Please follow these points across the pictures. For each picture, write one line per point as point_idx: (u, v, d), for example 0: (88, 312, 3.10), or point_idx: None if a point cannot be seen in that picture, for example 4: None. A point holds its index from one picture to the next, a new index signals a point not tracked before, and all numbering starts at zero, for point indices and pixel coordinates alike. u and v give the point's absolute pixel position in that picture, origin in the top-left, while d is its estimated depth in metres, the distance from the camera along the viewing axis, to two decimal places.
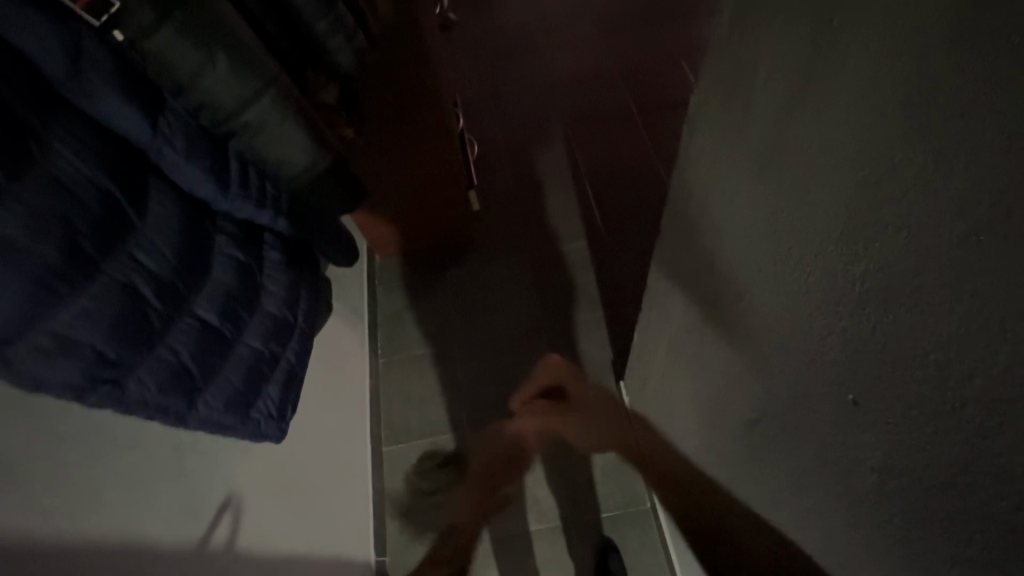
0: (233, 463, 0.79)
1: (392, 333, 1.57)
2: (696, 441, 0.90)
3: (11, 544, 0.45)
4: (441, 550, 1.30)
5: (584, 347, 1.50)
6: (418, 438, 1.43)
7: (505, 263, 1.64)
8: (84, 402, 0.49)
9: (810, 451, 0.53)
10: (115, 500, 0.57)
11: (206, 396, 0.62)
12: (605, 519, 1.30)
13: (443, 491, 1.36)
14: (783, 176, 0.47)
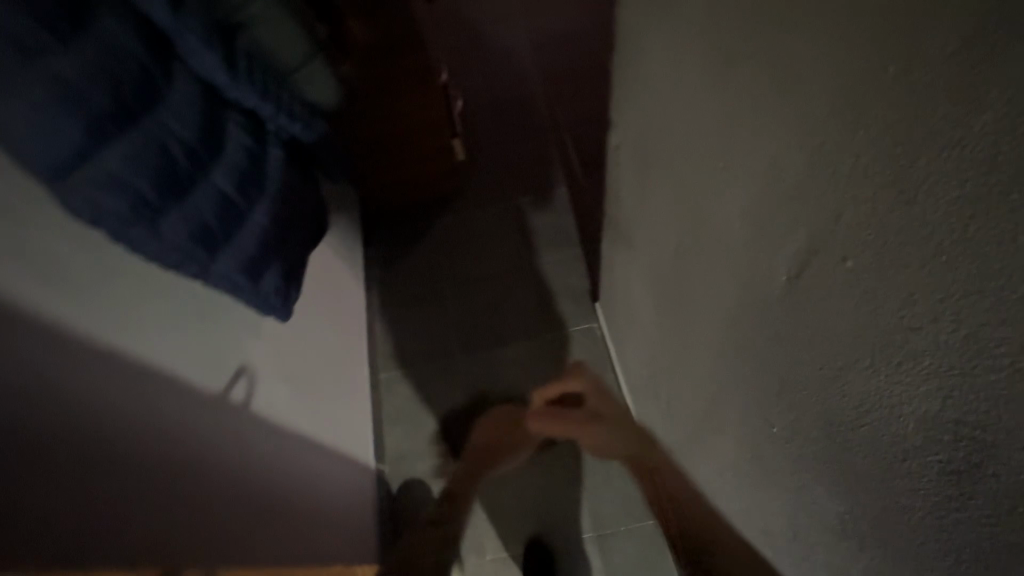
0: (246, 341, 0.90)
1: (385, 272, 1.69)
2: (645, 320, 1.01)
3: (71, 335, 0.57)
4: (435, 458, 1.42)
5: (564, 278, 1.62)
6: (411, 365, 1.55)
7: (491, 209, 1.75)
8: (128, 236, 0.62)
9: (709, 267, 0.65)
10: (149, 333, 0.68)
11: (223, 256, 0.74)
12: None
13: (437, 408, 1.48)
14: (672, 23, 0.57)
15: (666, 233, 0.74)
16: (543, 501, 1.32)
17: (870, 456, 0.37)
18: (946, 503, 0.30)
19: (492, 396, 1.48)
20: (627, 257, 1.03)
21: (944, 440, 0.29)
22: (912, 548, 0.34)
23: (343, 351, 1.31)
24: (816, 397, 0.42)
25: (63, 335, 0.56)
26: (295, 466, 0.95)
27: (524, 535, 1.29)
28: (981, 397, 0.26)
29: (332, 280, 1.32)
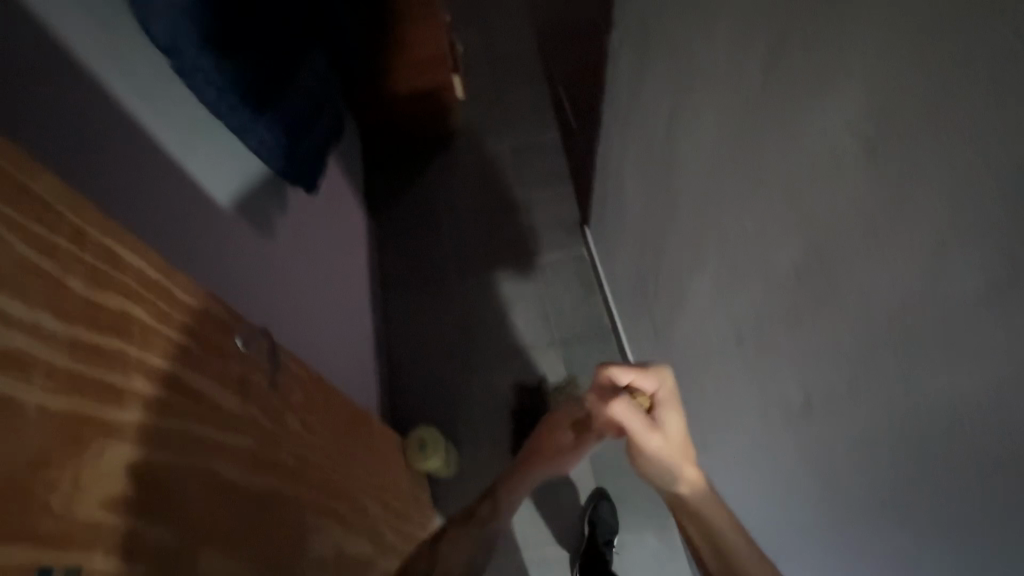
0: (277, 207, 0.97)
1: (385, 199, 1.76)
2: (636, 214, 1.11)
3: (144, 136, 0.64)
4: (433, 366, 1.50)
5: (556, 209, 1.71)
6: (409, 283, 1.62)
7: (486, 148, 1.83)
8: (196, 69, 0.69)
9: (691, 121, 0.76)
10: (203, 165, 0.76)
11: (263, 111, 0.83)
12: (574, 336, 1.52)
13: (433, 322, 1.56)
14: None
15: (656, 106, 0.85)
16: (534, 400, 1.44)
17: (827, 186, 0.48)
18: (874, 184, 0.43)
19: (488, 312, 1.57)
20: (620, 157, 1.14)
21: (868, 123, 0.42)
22: (854, 238, 0.46)
23: (359, 259, 1.38)
24: (785, 158, 0.54)
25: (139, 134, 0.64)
26: (319, 329, 1.03)
27: (516, 429, 1.41)
28: (888, 72, 0.39)
29: (344, 189, 1.38)
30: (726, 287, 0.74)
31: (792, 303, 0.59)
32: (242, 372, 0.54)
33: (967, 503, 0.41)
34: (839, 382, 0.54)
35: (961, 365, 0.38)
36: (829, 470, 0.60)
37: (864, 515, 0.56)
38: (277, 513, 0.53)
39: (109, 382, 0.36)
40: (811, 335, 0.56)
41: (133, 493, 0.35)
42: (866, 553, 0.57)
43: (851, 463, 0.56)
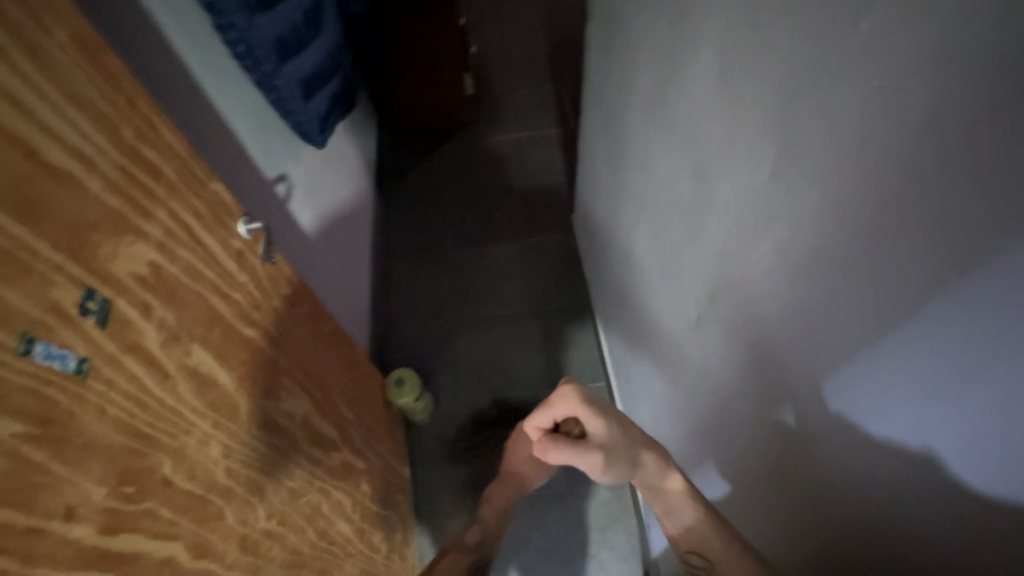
0: (291, 157, 1.13)
1: (393, 179, 1.92)
2: (600, 190, 1.24)
3: (184, 71, 0.80)
4: (421, 329, 1.63)
5: (549, 197, 1.85)
6: (408, 254, 1.77)
7: (490, 139, 1.98)
8: (233, 26, 0.87)
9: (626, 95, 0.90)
10: (231, 106, 0.92)
11: (286, 71, 1.00)
12: (555, 310, 1.64)
13: (425, 290, 1.70)
14: None
15: (609, 86, 0.99)
16: (510, 363, 1.55)
17: (701, 119, 0.60)
18: (721, 107, 0.55)
19: (477, 285, 1.69)
20: (590, 139, 1.27)
21: (712, 67, 0.55)
22: (715, 164, 0.59)
23: (362, 222, 1.53)
24: (678, 110, 0.67)
25: (180, 68, 0.79)
26: (317, 268, 1.18)
27: (492, 389, 1.52)
28: (720, 25, 0.52)
29: (352, 159, 1.54)
30: (655, 233, 0.86)
31: (692, 229, 0.70)
32: (240, 249, 0.68)
33: (818, 387, 0.48)
34: (719, 288, 0.65)
35: (770, 246, 0.50)
36: (718, 375, 0.71)
37: (740, 407, 0.66)
38: (257, 358, 0.67)
39: (141, 203, 0.50)
40: (703, 253, 0.68)
41: (150, 279, 0.49)
42: (742, 441, 0.67)
43: (729, 362, 0.66)
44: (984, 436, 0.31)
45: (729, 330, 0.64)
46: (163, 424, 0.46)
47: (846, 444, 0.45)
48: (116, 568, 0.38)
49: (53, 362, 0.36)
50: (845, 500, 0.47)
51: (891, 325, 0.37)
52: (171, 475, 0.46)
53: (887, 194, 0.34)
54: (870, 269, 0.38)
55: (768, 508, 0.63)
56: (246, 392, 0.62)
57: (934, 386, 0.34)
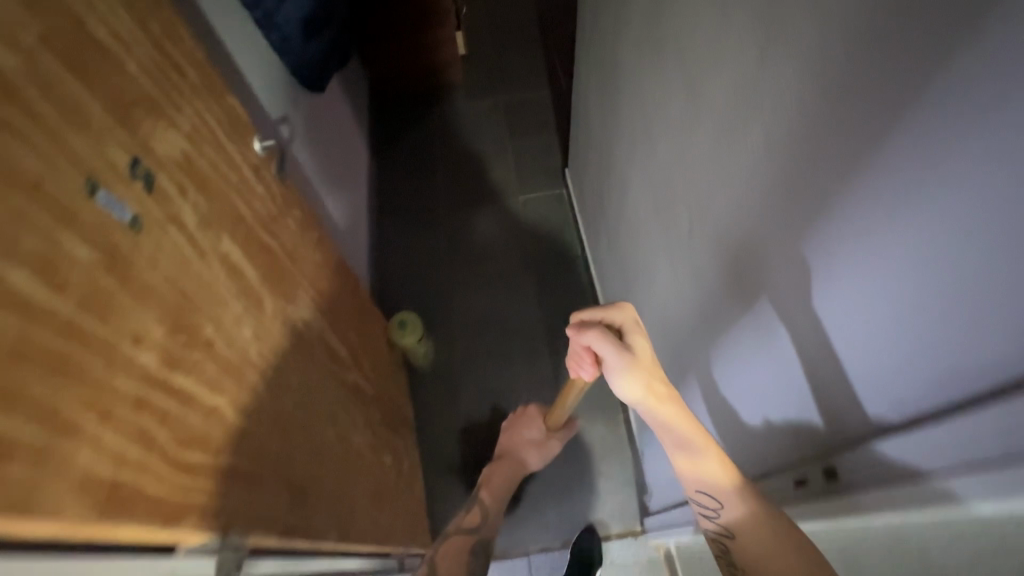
0: (290, 101, 1.15)
1: (388, 139, 1.94)
2: (593, 134, 1.28)
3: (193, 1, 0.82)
4: (420, 282, 1.66)
5: (541, 154, 1.89)
6: (404, 211, 1.79)
7: (482, 100, 2.00)
8: None
9: (616, 29, 0.93)
10: (237, 44, 0.94)
11: (282, 11, 1.02)
12: (549, 262, 1.68)
13: (422, 245, 1.73)
14: None
15: (602, 25, 1.03)
16: (506, 312, 1.61)
17: (681, 38, 0.62)
18: (694, 38, 0.58)
19: (471, 240, 1.73)
20: (584, 84, 1.30)
21: None
22: (692, 82, 0.62)
23: (358, 176, 1.56)
24: (663, 34, 0.69)
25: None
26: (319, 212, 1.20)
27: (492, 336, 1.57)
28: None
29: (347, 114, 1.56)
30: (650, 165, 0.89)
31: (679, 154, 0.73)
32: (256, 164, 0.72)
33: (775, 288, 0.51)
34: (703, 208, 0.68)
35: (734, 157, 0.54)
36: (703, 293, 0.75)
37: (719, 319, 0.70)
38: (275, 266, 0.70)
39: (170, 95, 0.53)
40: (688, 183, 0.71)
41: (183, 165, 0.52)
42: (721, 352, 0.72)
43: (711, 278, 0.70)
44: (910, 304, 0.35)
45: (709, 247, 0.68)
46: (203, 293, 0.50)
47: (799, 335, 0.49)
48: (179, 398, 0.42)
49: (112, 207, 0.40)
50: (798, 386, 0.52)
51: (833, 222, 0.40)
52: (213, 339, 0.50)
53: (807, 87, 0.39)
54: (812, 163, 0.41)
55: (742, 403, 0.68)
56: (267, 295, 0.65)
57: (868, 262, 0.37)
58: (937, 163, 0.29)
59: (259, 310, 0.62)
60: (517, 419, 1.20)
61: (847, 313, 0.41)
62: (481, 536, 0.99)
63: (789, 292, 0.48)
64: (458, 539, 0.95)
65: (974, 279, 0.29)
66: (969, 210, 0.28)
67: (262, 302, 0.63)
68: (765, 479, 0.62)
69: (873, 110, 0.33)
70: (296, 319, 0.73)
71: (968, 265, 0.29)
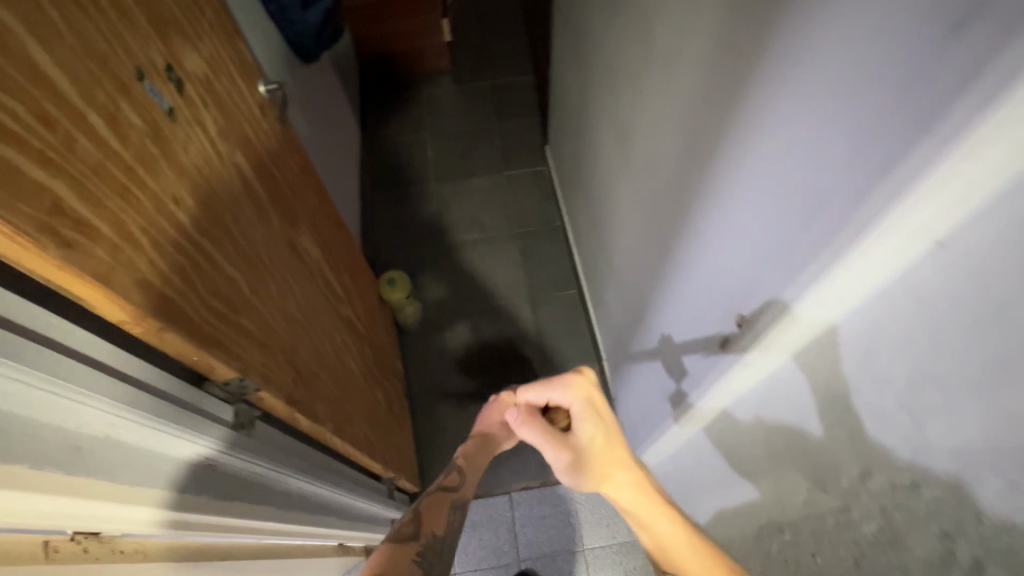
0: (285, 68, 1.24)
1: (378, 120, 2.03)
2: (569, 102, 1.38)
3: None
4: (408, 250, 1.75)
5: (523, 133, 1.99)
6: (393, 185, 1.88)
7: (468, 83, 2.11)
8: None
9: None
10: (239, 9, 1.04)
11: None
12: (531, 232, 1.78)
13: (410, 216, 1.82)
14: None
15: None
16: (489, 277, 1.70)
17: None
18: None
19: (456, 212, 1.82)
20: (560, 56, 1.40)
21: None
22: (646, 27, 0.73)
23: (348, 148, 1.65)
24: None
25: None
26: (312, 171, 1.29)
27: (476, 299, 1.66)
28: None
29: (338, 90, 1.65)
30: (612, 120, 1.00)
31: (636, 100, 0.83)
32: (262, 104, 0.81)
33: (709, 189, 0.62)
34: (655, 143, 0.78)
35: (681, 83, 0.64)
36: (653, 223, 0.86)
37: (665, 241, 0.81)
38: (280, 193, 0.79)
39: (193, 27, 0.62)
40: (643, 124, 0.82)
41: (206, 85, 0.61)
42: (669, 271, 0.83)
43: (658, 206, 0.81)
44: (786, 166, 0.45)
45: (660, 176, 0.78)
46: (225, 189, 0.59)
47: (725, 224, 0.60)
48: (209, 259, 0.51)
49: (154, 95, 0.49)
50: (723, 272, 0.63)
51: (745, 114, 0.50)
52: (234, 228, 0.59)
53: (729, 18, 0.50)
54: (734, 69, 0.51)
55: (685, 310, 0.78)
56: (276, 214, 0.75)
57: (764, 140, 0.48)
58: (800, 42, 0.40)
59: (269, 223, 0.71)
60: (489, 402, 1.05)
61: (758, 192, 0.51)
62: (460, 496, 0.85)
63: (719, 187, 0.59)
64: (437, 499, 0.80)
65: (818, 128, 0.40)
66: (815, 74, 0.39)
67: (271, 217, 0.72)
68: (702, 365, 0.72)
69: (768, 11, 0.44)
70: (298, 243, 0.82)
71: (815, 119, 0.40)
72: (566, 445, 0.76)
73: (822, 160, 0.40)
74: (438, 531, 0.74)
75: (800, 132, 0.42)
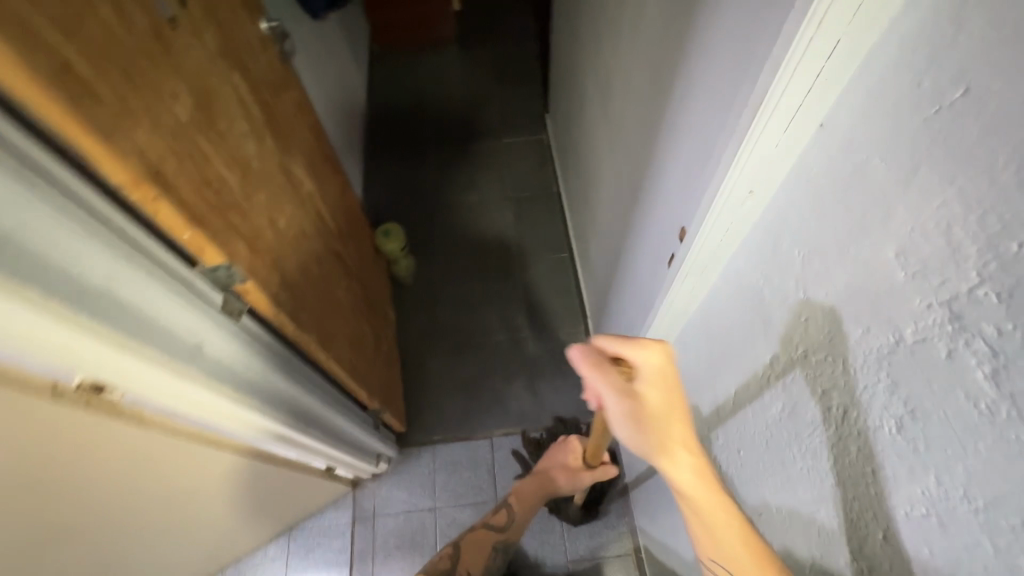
0: (292, 19, 1.29)
1: (383, 83, 2.08)
2: (566, 64, 1.42)
3: None
4: (407, 209, 1.81)
5: (524, 101, 2.03)
6: (395, 147, 1.93)
7: (473, 52, 2.15)
8: None
9: None
10: None
11: None
12: (527, 197, 1.83)
13: (410, 177, 1.87)
14: None
15: None
16: (484, 238, 1.75)
17: None
18: None
19: (456, 175, 1.87)
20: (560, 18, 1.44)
21: None
22: None
23: (353, 107, 1.70)
24: None
25: None
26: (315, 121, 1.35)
27: (470, 258, 1.72)
28: None
29: (344, 49, 1.69)
30: (602, 72, 1.04)
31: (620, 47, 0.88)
32: (261, 37, 0.86)
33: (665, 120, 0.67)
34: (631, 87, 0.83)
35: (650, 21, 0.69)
36: (628, 168, 0.91)
37: (636, 183, 0.86)
38: (275, 122, 0.85)
39: None
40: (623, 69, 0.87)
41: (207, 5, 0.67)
42: (637, 213, 0.88)
43: (632, 149, 0.86)
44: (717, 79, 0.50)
45: (634, 119, 0.84)
46: (219, 100, 0.64)
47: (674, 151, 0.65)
48: (198, 154, 0.57)
49: (158, 2, 0.54)
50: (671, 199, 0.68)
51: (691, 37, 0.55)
52: (226, 135, 0.64)
53: None
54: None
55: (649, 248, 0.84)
56: (269, 138, 0.81)
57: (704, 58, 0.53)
58: None
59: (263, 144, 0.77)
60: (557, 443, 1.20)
61: (698, 111, 0.56)
62: (505, 535, 1.10)
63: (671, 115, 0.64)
64: (480, 533, 1.08)
65: (738, 35, 0.45)
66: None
67: (265, 139, 0.78)
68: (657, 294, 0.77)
69: None
70: (292, 171, 0.88)
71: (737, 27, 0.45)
72: (633, 395, 0.57)
73: (738, 66, 0.45)
74: (474, 570, 1.02)
75: (729, 41, 0.47)
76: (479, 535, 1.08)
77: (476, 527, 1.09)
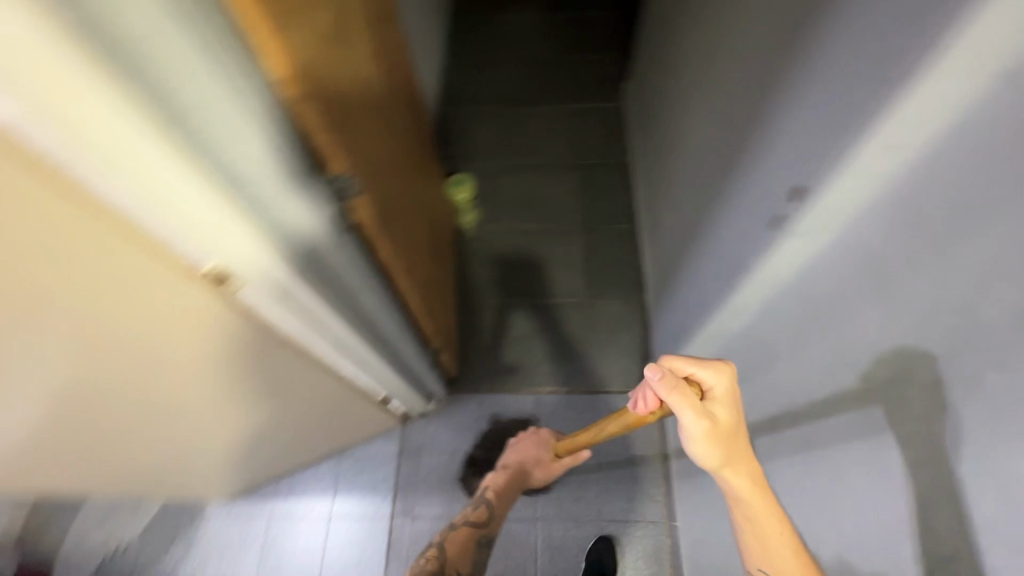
0: None
1: (461, 35, 2.06)
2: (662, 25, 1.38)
3: None
4: (474, 162, 1.82)
5: (602, 66, 1.99)
6: (468, 100, 1.93)
7: (555, 10, 2.11)
8: None
9: None
10: None
11: None
12: (595, 162, 1.81)
13: (480, 131, 1.87)
14: None
15: None
16: (548, 199, 1.75)
17: None
18: None
19: (525, 134, 1.87)
20: None
21: None
22: None
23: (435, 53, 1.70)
24: None
25: None
26: None
27: (532, 217, 1.72)
28: None
29: None
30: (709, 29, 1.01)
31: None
32: None
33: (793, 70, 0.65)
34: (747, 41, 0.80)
35: None
36: (725, 127, 0.89)
37: (731, 142, 0.84)
38: (384, 46, 0.86)
39: None
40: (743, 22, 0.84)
41: None
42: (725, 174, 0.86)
43: (736, 107, 0.84)
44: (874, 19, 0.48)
45: (745, 75, 0.81)
46: (350, 12, 0.66)
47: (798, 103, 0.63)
48: (330, 59, 0.59)
49: None
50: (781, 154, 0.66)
51: None
52: (351, 47, 0.66)
53: None
54: None
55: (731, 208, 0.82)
56: (379, 60, 0.82)
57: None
58: None
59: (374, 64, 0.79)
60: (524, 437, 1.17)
61: (841, 57, 0.54)
62: (485, 532, 1.01)
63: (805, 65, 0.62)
64: (465, 531, 0.97)
65: None
66: None
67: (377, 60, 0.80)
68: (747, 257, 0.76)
69: None
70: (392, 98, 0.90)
71: None
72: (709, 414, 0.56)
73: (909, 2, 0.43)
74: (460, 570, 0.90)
75: None
76: (465, 532, 0.97)
77: (457, 526, 0.99)
